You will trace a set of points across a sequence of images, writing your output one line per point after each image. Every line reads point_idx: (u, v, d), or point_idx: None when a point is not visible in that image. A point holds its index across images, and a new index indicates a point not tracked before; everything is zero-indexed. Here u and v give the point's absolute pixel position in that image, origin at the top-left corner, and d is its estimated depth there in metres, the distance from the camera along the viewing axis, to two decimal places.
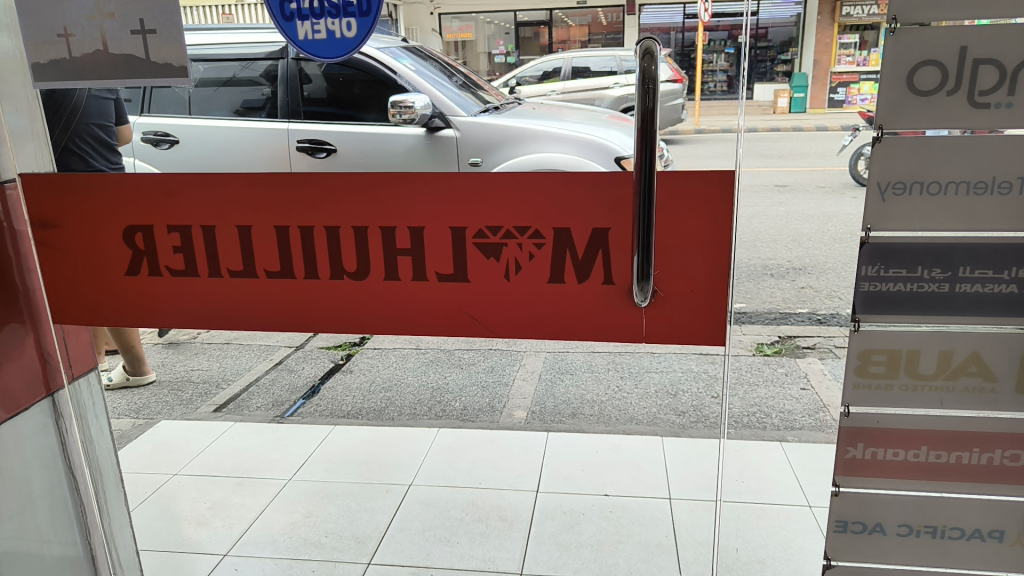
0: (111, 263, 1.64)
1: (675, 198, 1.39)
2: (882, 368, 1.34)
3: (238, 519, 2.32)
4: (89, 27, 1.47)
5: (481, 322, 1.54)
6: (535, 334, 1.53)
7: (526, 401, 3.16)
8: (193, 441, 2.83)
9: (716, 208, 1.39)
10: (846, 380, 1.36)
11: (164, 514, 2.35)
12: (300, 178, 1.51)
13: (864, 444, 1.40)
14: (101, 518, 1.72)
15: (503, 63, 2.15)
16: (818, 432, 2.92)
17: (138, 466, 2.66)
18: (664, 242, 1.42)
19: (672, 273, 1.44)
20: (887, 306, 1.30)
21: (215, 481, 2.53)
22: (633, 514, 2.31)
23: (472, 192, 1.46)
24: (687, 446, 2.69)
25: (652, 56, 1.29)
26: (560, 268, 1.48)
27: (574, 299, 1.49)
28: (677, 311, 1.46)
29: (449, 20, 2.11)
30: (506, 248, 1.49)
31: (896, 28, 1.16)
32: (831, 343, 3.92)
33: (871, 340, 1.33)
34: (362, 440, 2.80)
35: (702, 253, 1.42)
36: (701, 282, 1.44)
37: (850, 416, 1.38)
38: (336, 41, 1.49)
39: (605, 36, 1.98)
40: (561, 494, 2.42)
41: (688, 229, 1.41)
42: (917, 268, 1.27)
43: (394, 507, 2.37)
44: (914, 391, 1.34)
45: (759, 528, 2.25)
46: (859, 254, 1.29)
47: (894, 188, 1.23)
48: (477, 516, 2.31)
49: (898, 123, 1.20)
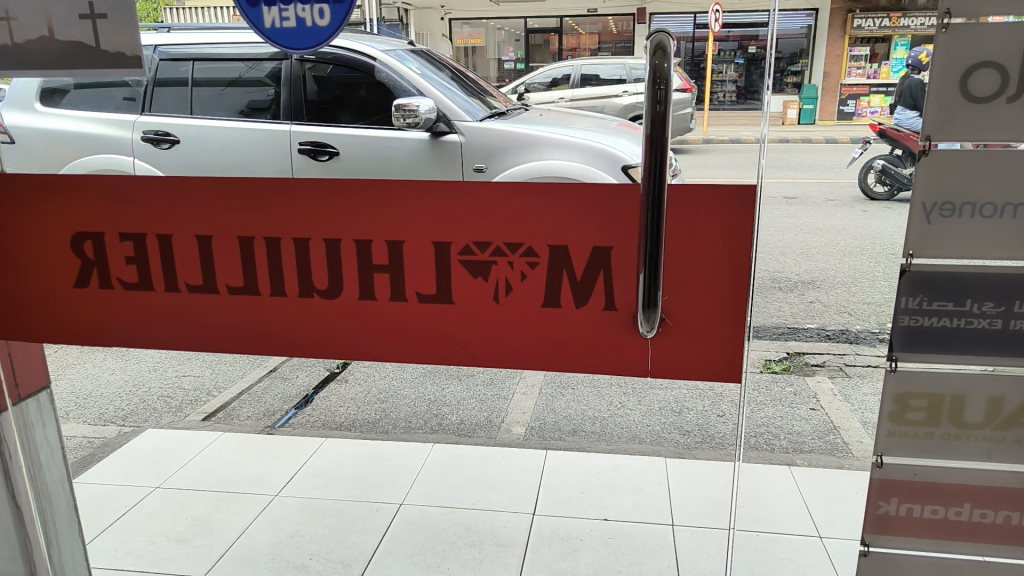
0: (64, 270, 1.53)
1: (687, 215, 1.28)
2: (921, 415, 1.23)
3: (219, 537, 2.21)
4: (34, 10, 1.37)
5: (470, 351, 1.44)
6: (526, 360, 1.42)
7: (525, 416, 3.04)
8: (178, 452, 2.71)
9: (731, 226, 1.28)
10: (880, 427, 1.25)
11: (141, 531, 2.24)
12: (279, 186, 1.40)
13: (898, 500, 1.29)
14: (49, 548, 1.63)
15: (512, 70, 2.02)
16: (829, 457, 2.79)
17: (119, 476, 2.55)
18: (671, 261, 1.31)
19: (683, 299, 1.33)
20: (930, 342, 1.19)
21: (198, 496, 2.42)
22: (634, 541, 2.19)
23: (458, 205, 1.36)
24: (691, 469, 2.57)
25: (663, 51, 1.18)
26: (558, 291, 1.37)
27: (570, 323, 1.38)
28: (687, 339, 1.35)
29: (460, 25, 2.06)
30: (497, 267, 1.38)
31: (950, 24, 1.06)
32: (841, 361, 3.80)
33: (910, 382, 1.22)
34: (351, 455, 2.68)
35: (715, 276, 1.30)
36: (714, 308, 1.32)
37: (882, 468, 1.27)
38: (308, 30, 1.40)
39: (614, 46, 1.86)
40: (560, 518, 2.30)
41: (698, 248, 1.30)
42: (966, 301, 1.15)
43: (382, 528, 2.25)
44: (957, 441, 1.22)
45: (767, 561, 2.12)
46: (900, 285, 1.17)
47: (941, 210, 1.12)
48: (469, 540, 2.20)
49: (948, 133, 1.09)
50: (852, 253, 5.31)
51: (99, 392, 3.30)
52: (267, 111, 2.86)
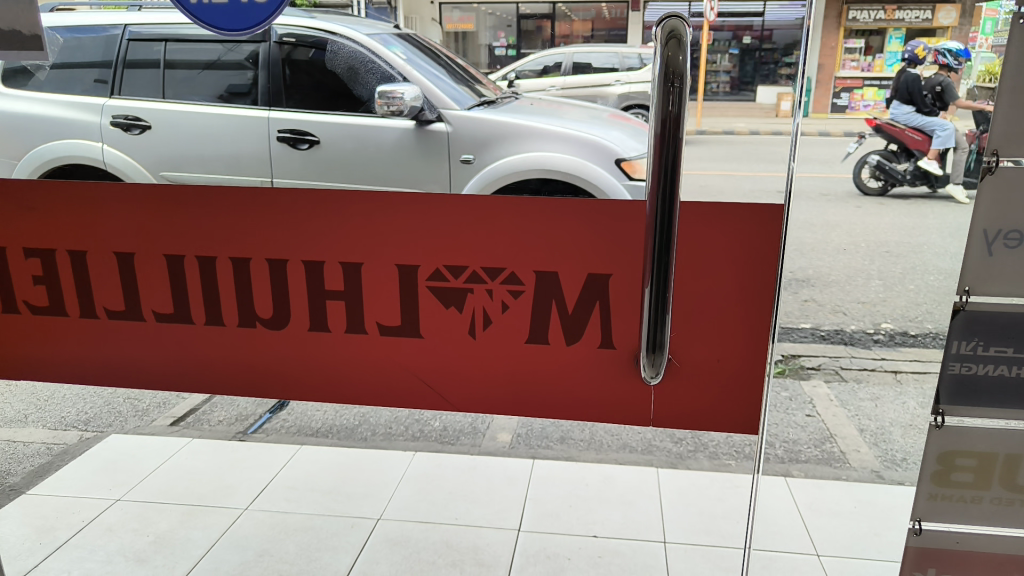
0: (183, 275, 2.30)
1: (700, 256, 1.99)
2: (963, 474, 1.72)
3: (182, 556, 2.07)
4: None
5: (487, 354, 2.24)
6: (530, 365, 2.21)
7: (510, 422, 2.91)
8: (142, 460, 2.57)
9: (748, 246, 1.96)
10: (925, 489, 1.73)
11: (98, 549, 2.10)
12: (344, 216, 2.13)
13: (933, 563, 1.80)
14: None
15: (503, 56, 1.82)
16: (828, 469, 2.65)
17: (78, 488, 2.40)
18: (684, 289, 2.02)
19: (689, 343, 2.08)
20: (972, 392, 1.66)
21: (162, 510, 2.28)
22: (625, 561, 2.07)
23: (470, 234, 2.11)
24: (685, 481, 2.44)
25: (676, 35, 1.65)
26: (612, 307, 2.10)
27: (572, 344, 2.16)
28: (691, 368, 2.10)
29: (448, 9, 1.68)
30: (499, 292, 2.16)
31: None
32: (837, 364, 3.69)
33: (949, 445, 1.70)
34: (326, 464, 2.54)
35: (744, 289, 2.00)
36: (717, 346, 2.06)
37: (923, 532, 1.77)
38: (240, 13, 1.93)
39: (609, 33, 1.65)
40: (546, 535, 2.17)
41: (706, 298, 2.02)
42: (1012, 350, 1.61)
43: (357, 546, 2.12)
44: (994, 500, 1.71)
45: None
46: (957, 327, 1.62)
47: (1000, 245, 1.57)
48: (449, 560, 2.07)
49: (1015, 150, 1.53)
50: (846, 249, 5.20)
51: (63, 394, 3.15)
52: (246, 96, 2.00)
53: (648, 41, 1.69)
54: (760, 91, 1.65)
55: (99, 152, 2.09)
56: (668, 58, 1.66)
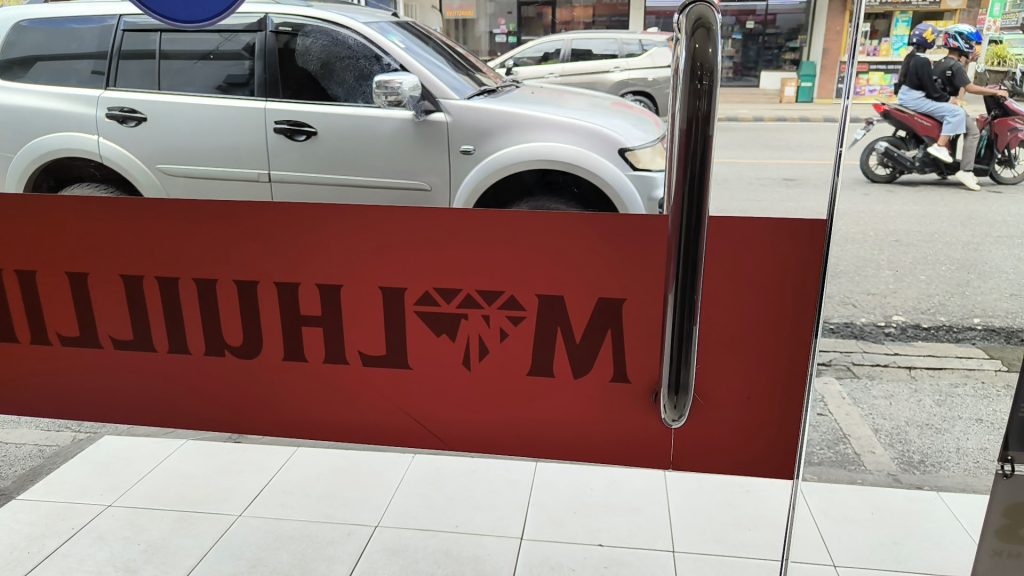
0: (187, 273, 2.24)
1: (741, 259, 1.99)
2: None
3: (173, 566, 2.00)
4: None
5: (508, 368, 2.23)
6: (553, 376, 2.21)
7: None
8: (133, 464, 2.49)
9: (799, 252, 1.96)
10: (989, 541, 1.88)
11: (86, 559, 2.03)
12: (369, 225, 2.08)
13: None
14: None
15: (504, 43, 1.78)
16: (841, 472, 2.72)
17: (66, 494, 2.33)
18: (723, 292, 2.03)
19: (726, 350, 2.10)
20: None
21: (154, 516, 2.21)
22: (632, 572, 1.99)
23: (505, 244, 2.06)
24: (691, 486, 2.38)
25: (703, 28, 1.54)
26: (648, 331, 2.10)
27: (600, 360, 2.16)
28: (727, 379, 2.14)
29: None
30: (527, 303, 2.13)
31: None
32: (849, 360, 3.68)
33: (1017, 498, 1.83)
34: (322, 468, 2.47)
35: (782, 306, 2.03)
36: (751, 352, 2.10)
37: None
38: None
39: (610, 19, 1.62)
40: (550, 544, 2.10)
41: (749, 301, 2.03)
42: None
43: (354, 555, 2.05)
44: None
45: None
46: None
47: None
48: (449, 570, 2.00)
49: None
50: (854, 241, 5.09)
51: None
52: (246, 87, 1.82)
53: (659, 28, 1.63)
54: (763, 76, 1.64)
55: (95, 145, 1.87)
56: (692, 54, 1.55)
